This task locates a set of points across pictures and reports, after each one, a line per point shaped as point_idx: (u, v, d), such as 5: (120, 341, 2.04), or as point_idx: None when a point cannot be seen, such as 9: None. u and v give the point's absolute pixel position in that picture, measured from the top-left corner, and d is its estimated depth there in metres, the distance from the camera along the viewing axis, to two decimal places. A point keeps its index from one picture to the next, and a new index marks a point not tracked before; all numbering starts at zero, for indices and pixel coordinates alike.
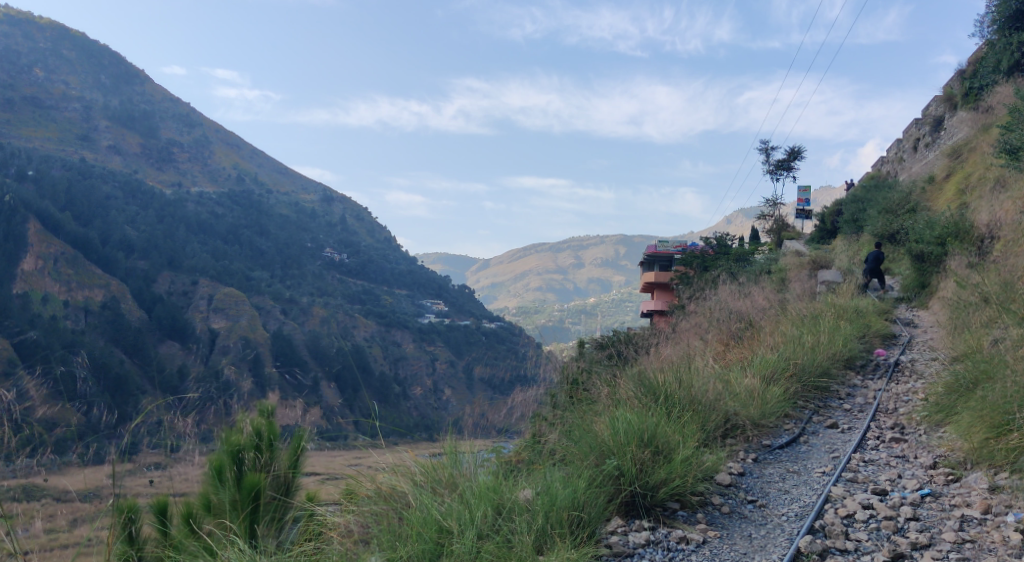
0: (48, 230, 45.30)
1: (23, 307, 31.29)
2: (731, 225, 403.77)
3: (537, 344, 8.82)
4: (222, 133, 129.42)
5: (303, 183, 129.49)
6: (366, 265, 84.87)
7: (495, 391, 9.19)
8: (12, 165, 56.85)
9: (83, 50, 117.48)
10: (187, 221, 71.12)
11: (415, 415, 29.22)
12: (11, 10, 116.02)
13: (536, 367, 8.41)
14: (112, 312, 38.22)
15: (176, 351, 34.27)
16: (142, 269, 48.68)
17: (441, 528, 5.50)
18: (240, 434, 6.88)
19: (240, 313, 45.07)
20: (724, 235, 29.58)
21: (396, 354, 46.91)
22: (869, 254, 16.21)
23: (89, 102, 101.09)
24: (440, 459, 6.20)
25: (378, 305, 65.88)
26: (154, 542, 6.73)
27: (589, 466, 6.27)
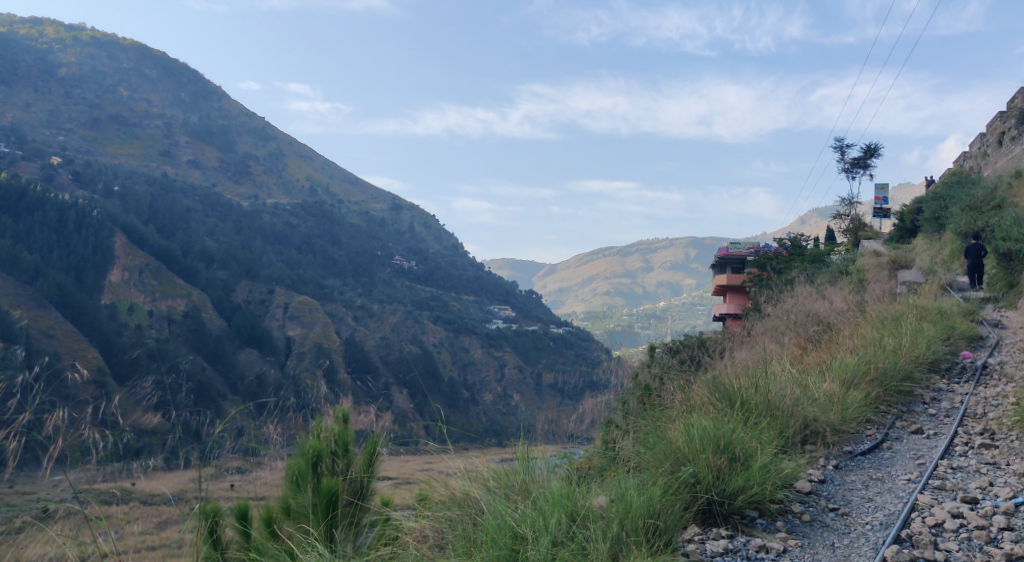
0: (132, 243, 47.06)
1: (110, 319, 32.58)
2: (803, 226, 395.05)
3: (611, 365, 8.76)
4: (296, 145, 132.40)
5: (374, 192, 131.36)
6: (434, 271, 85.56)
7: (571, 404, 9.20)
8: (99, 182, 59.30)
9: (164, 69, 121.81)
10: (263, 231, 73.03)
11: (484, 420, 29.74)
12: (96, 33, 121.03)
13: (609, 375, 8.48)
14: (194, 322, 39.52)
15: (253, 358, 35.32)
16: (221, 278, 50.05)
17: (515, 535, 5.47)
18: (318, 439, 6.97)
19: (314, 320, 45.99)
20: (799, 235, 28.99)
21: (464, 361, 47.25)
22: (967, 247, 15.80)
23: (169, 119, 104.81)
24: (513, 464, 6.23)
25: (446, 311, 66.37)
26: (236, 544, 6.81)
27: (663, 473, 6.19)
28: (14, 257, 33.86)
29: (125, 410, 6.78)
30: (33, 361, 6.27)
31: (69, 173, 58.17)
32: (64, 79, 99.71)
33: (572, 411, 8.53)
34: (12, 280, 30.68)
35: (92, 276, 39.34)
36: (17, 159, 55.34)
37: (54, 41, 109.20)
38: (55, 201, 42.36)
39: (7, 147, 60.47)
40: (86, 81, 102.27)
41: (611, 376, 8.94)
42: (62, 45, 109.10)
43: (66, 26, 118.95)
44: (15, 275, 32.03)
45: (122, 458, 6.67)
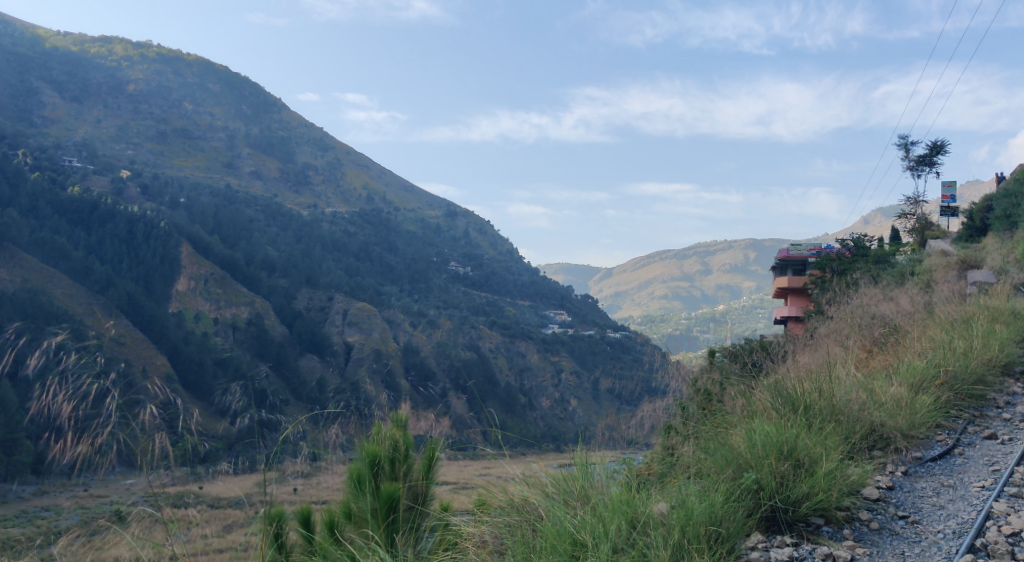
0: (198, 253, 48.16)
1: (178, 330, 33.42)
2: (866, 226, 385.78)
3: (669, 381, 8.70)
4: (353, 154, 134.05)
5: (430, 199, 132.23)
6: (490, 276, 85.76)
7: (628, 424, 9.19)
8: (166, 195, 60.93)
9: (227, 83, 124.58)
10: (323, 239, 74.06)
11: (543, 424, 30.68)
12: (161, 49, 124.43)
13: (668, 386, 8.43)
14: (257, 328, 40.35)
15: (315, 364, 35.93)
16: (283, 286, 50.79)
17: (575, 542, 5.42)
18: (379, 447, 6.99)
19: (372, 326, 46.50)
20: (862, 236, 28.27)
21: (520, 365, 47.32)
22: None
23: (231, 132, 107.14)
24: (571, 470, 6.19)
25: (502, 316, 66.50)
26: (299, 548, 6.85)
27: (726, 479, 6.08)
28: (86, 268, 35.00)
29: (198, 415, 7.08)
30: (124, 364, 6.69)
31: (138, 186, 59.90)
32: (132, 95, 103.02)
33: (631, 425, 8.47)
34: (85, 289, 31.73)
35: (159, 286, 40.54)
36: (88, 172, 57.14)
37: (122, 59, 112.66)
38: (125, 213, 43.68)
39: (80, 161, 62.54)
40: (152, 97, 105.31)
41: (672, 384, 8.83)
42: (129, 62, 112.47)
43: (133, 43, 122.52)
44: (88, 285, 33.15)
45: (194, 462, 6.96)
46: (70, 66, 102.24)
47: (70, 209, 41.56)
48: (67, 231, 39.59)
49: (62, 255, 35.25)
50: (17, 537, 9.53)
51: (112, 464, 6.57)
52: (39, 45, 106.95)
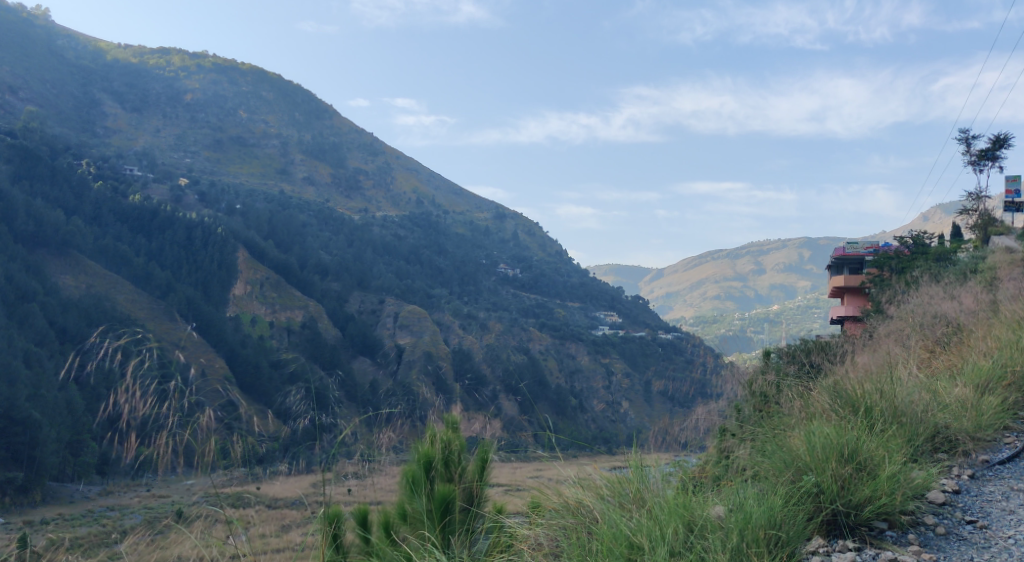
0: (253, 257, 49.08)
1: (235, 333, 34.18)
2: (925, 223, 376.43)
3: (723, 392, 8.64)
4: (403, 158, 134.77)
5: (479, 201, 132.27)
6: (539, 278, 85.58)
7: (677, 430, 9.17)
8: (223, 201, 62.19)
9: (281, 90, 126.64)
10: (374, 242, 74.86)
11: (593, 427, 30.74)
12: (217, 59, 127.01)
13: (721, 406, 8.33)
14: (311, 331, 41.03)
15: (367, 367, 36.43)
16: (336, 289, 51.48)
17: (631, 545, 5.37)
18: (432, 448, 7.04)
19: (423, 329, 46.79)
20: (922, 233, 27.62)
21: (571, 367, 47.33)
22: None
23: (285, 139, 108.86)
24: (626, 473, 6.16)
25: (552, 318, 66.50)
26: (357, 548, 6.94)
27: (785, 482, 6.00)
28: (147, 273, 35.97)
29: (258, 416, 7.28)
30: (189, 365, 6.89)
31: (196, 194, 61.26)
32: (189, 105, 105.49)
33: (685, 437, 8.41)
34: (146, 294, 32.64)
35: (217, 290, 41.46)
36: (148, 181, 58.65)
37: (180, 69, 115.36)
38: (183, 220, 44.75)
39: (140, 170, 64.19)
40: (208, 106, 107.63)
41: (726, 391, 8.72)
42: (186, 72, 115.07)
43: (190, 53, 125.26)
44: (149, 291, 34.11)
45: (253, 463, 7.10)
46: (130, 77, 105.17)
47: (132, 216, 43.08)
48: (128, 238, 40.74)
49: (124, 261, 36.31)
50: (85, 538, 9.91)
51: (175, 464, 6.73)
52: (101, 58, 110.20)
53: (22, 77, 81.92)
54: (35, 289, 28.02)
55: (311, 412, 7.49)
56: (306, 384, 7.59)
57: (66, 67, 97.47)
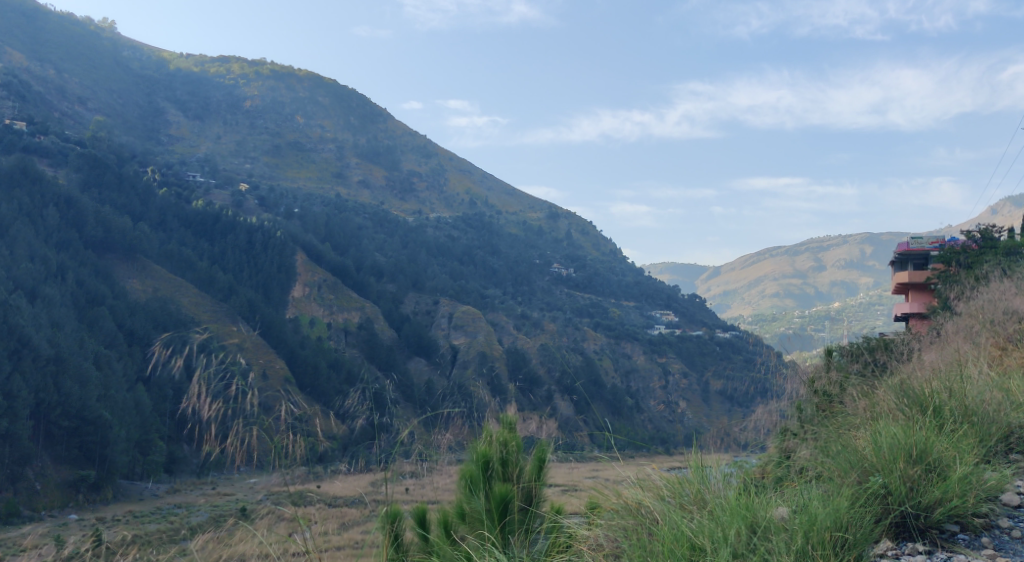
0: (311, 260, 49.87)
1: (295, 334, 34.85)
2: (992, 215, 364.46)
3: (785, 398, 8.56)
4: (456, 159, 135.25)
5: (532, 200, 132.02)
6: (594, 277, 85.11)
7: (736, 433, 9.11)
8: (281, 205, 63.27)
9: (336, 95, 128.29)
10: (428, 244, 75.35)
11: (649, 427, 30.55)
12: (275, 66, 129.30)
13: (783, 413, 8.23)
14: (367, 332, 41.54)
15: (423, 369, 36.78)
16: (391, 291, 51.97)
17: (692, 546, 5.30)
18: (491, 449, 7.07)
19: (478, 329, 46.86)
20: (990, 227, 26.67)
21: (626, 367, 47.08)
22: None
23: (340, 143, 110.25)
24: (686, 474, 6.12)
25: (606, 318, 66.21)
26: (417, 546, 6.96)
27: (851, 483, 5.87)
28: (209, 276, 36.77)
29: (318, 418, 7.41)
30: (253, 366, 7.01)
31: (255, 198, 62.42)
32: (248, 112, 107.67)
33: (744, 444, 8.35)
34: (209, 299, 33.45)
35: (277, 293, 42.25)
36: (210, 187, 59.99)
37: (239, 77, 117.82)
38: (244, 224, 45.67)
39: (202, 176, 65.68)
40: (267, 113, 109.68)
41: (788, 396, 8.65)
42: (245, 80, 117.44)
43: (248, 61, 127.75)
44: (211, 295, 34.88)
45: (314, 463, 7.23)
46: (192, 86, 107.79)
47: (195, 221, 44.15)
48: (192, 242, 41.73)
49: (188, 265, 37.18)
50: (154, 536, 10.30)
51: (240, 464, 6.87)
52: (163, 67, 113.13)
53: (89, 88, 84.52)
54: (104, 293, 28.87)
55: (369, 413, 7.63)
56: (365, 386, 7.73)
57: (131, 77, 100.29)
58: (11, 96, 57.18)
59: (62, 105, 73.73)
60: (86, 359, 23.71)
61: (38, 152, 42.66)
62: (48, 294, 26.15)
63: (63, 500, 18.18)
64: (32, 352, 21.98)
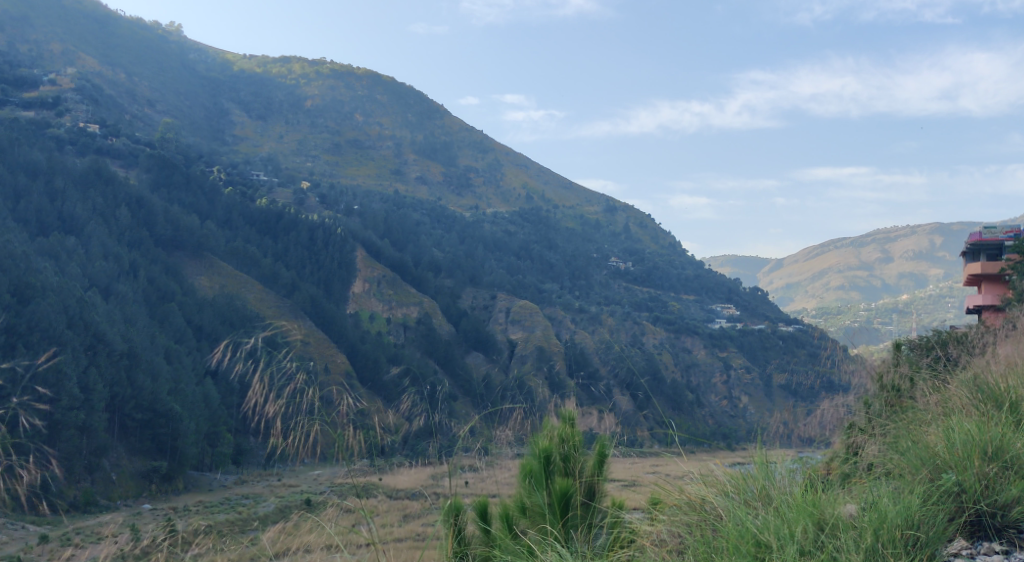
0: (371, 256, 50.48)
1: (355, 328, 35.39)
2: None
3: (854, 396, 8.40)
4: (513, 153, 135.14)
5: (590, 194, 131.23)
6: (653, 271, 84.27)
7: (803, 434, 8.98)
8: (341, 203, 64.13)
9: (395, 92, 129.29)
10: (485, 239, 75.58)
11: (711, 422, 30.25)
12: (335, 65, 131.04)
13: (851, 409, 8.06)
14: (426, 326, 41.97)
15: (481, 363, 36.98)
16: (450, 286, 52.35)
17: (758, 543, 5.20)
18: (550, 443, 7.07)
19: (535, 323, 46.85)
20: None
21: (686, 362, 46.60)
22: None
23: (399, 140, 111.16)
24: (751, 471, 6.06)
25: (665, 312, 65.60)
26: (479, 540, 6.99)
27: (922, 481, 5.73)
28: (273, 273, 37.56)
29: (378, 413, 7.53)
30: (315, 362, 7.13)
31: (317, 196, 63.47)
32: (308, 111, 109.46)
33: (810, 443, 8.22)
34: (273, 296, 34.17)
35: (338, 289, 42.91)
36: (273, 185, 61.13)
37: (300, 78, 119.77)
38: (306, 221, 46.47)
39: (266, 175, 67.06)
40: (327, 112, 111.33)
41: (858, 396, 8.51)
42: (306, 80, 119.37)
43: (309, 60, 129.69)
44: (275, 292, 35.66)
45: (374, 456, 7.31)
46: (255, 87, 109.99)
47: (259, 219, 45.06)
48: (256, 240, 42.66)
49: (253, 262, 38.03)
50: (223, 525, 10.70)
51: (304, 456, 6.99)
52: (227, 69, 115.63)
53: (158, 90, 86.83)
54: (174, 290, 29.66)
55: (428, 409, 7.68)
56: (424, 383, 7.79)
57: (196, 79, 102.75)
58: (84, 100, 59.09)
59: (132, 107, 75.90)
60: (158, 353, 24.47)
61: (110, 154, 44.03)
62: (122, 291, 26.96)
63: (139, 489, 19.71)
64: (106, 347, 22.49)
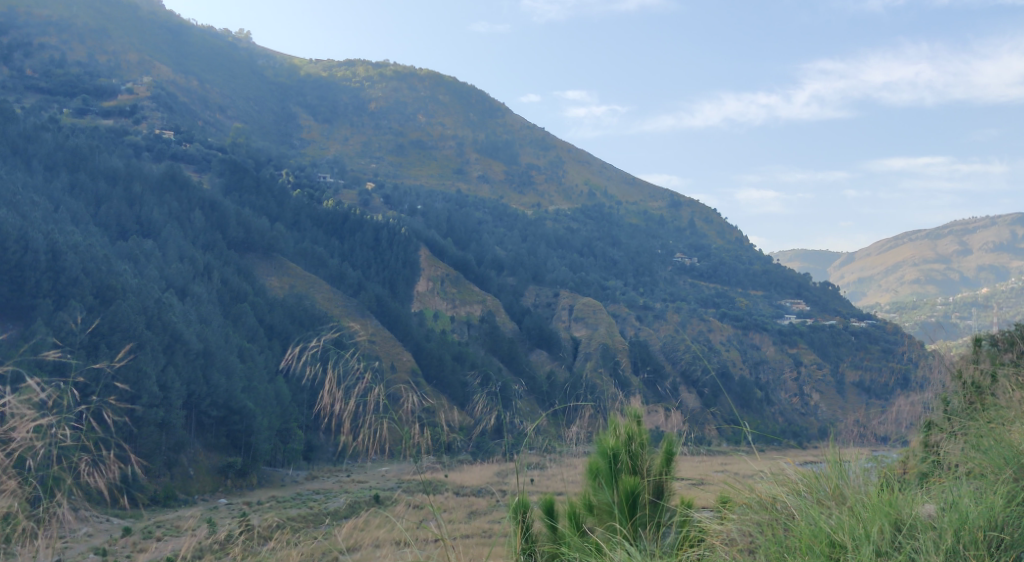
0: (435, 254, 50.96)
1: (420, 326, 35.81)
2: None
3: (935, 393, 8.15)
4: (576, 149, 134.65)
5: (654, 189, 129.98)
6: (719, 266, 83.03)
7: (883, 434, 8.76)
8: (406, 202, 64.87)
9: (457, 92, 130.11)
10: (548, 237, 75.58)
11: (782, 420, 29.68)
12: (398, 67, 132.50)
13: (932, 404, 7.84)
14: (490, 323, 42.18)
15: (546, 361, 36.98)
16: (513, 284, 52.52)
17: (833, 543, 5.07)
18: (617, 439, 7.04)
19: (599, 321, 46.63)
20: None
21: (755, 359, 45.82)
22: None
23: (461, 139, 111.84)
24: (824, 469, 5.96)
25: (732, 307, 64.63)
26: (546, 538, 6.99)
27: (1006, 481, 5.52)
28: (340, 274, 38.26)
29: (442, 411, 7.61)
30: (381, 361, 7.22)
31: (381, 197, 64.38)
32: (372, 114, 110.97)
33: (887, 444, 8.04)
34: (340, 296, 34.80)
35: (402, 288, 43.53)
36: (339, 187, 62.17)
37: (365, 81, 121.53)
38: (371, 221, 47.17)
39: (332, 177, 68.25)
40: (390, 113, 112.71)
41: (938, 396, 8.25)
42: (370, 83, 121.08)
43: (373, 63, 131.53)
44: (342, 292, 36.26)
45: (442, 453, 7.35)
46: (321, 91, 112.14)
47: (326, 220, 45.90)
48: (323, 241, 43.53)
49: (320, 262, 38.78)
50: (297, 519, 11.07)
51: (374, 452, 7.10)
52: (294, 74, 118.10)
53: (228, 96, 89.16)
54: (246, 290, 30.42)
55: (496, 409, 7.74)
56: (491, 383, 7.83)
57: (265, 84, 105.15)
58: (160, 107, 61.05)
59: (205, 113, 78.14)
60: (232, 351, 25.18)
61: (184, 160, 45.36)
62: (197, 291, 27.76)
63: (214, 484, 20.31)
64: (184, 346, 23.21)
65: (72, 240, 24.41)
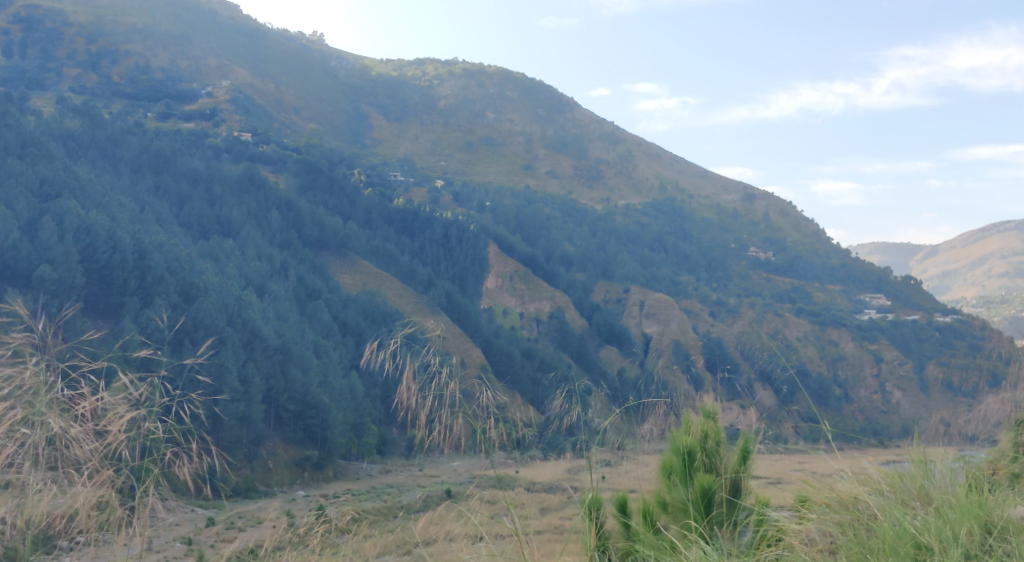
0: (505, 250, 51.15)
1: (489, 322, 35.95)
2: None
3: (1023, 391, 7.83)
4: (646, 143, 133.19)
5: (727, 182, 127.63)
6: (795, 260, 81.14)
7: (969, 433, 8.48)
8: (475, 200, 65.23)
9: (525, 87, 130.21)
10: (618, 232, 75.04)
11: (861, 419, 28.89)
12: (467, 65, 133.12)
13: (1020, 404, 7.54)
14: (560, 319, 42.09)
15: (616, 357, 36.74)
16: (582, 280, 52.35)
17: (918, 544, 4.93)
18: (692, 437, 6.97)
19: (671, 316, 46.14)
20: None
21: (833, 354, 44.64)
22: None
23: (529, 135, 111.79)
24: (908, 468, 5.81)
25: (808, 302, 63.13)
26: (620, 536, 6.96)
27: None
28: (411, 271, 38.72)
29: (515, 407, 7.67)
30: (453, 357, 7.28)
31: (451, 195, 64.82)
32: (441, 111, 111.77)
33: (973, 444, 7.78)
34: (411, 293, 35.19)
35: (472, 286, 43.81)
36: (410, 185, 62.85)
37: (434, 79, 122.48)
38: (441, 219, 47.59)
39: (403, 175, 69.05)
40: (459, 111, 113.35)
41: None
42: (439, 81, 121.95)
43: (442, 62, 132.31)
44: (413, 288, 36.69)
45: (513, 447, 7.38)
46: (390, 92, 113.46)
47: (397, 218, 46.50)
48: (395, 239, 44.12)
49: (392, 260, 39.30)
50: (373, 511, 11.37)
51: (447, 446, 7.18)
52: (365, 73, 119.79)
53: (302, 98, 90.95)
54: (321, 287, 31.04)
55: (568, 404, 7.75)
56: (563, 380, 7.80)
57: (337, 85, 106.94)
58: (238, 110, 62.67)
59: (281, 115, 79.94)
60: (308, 347, 25.73)
61: (262, 161, 46.48)
62: (275, 289, 28.45)
63: (291, 478, 20.82)
64: (263, 342, 23.83)
65: (157, 240, 25.30)
